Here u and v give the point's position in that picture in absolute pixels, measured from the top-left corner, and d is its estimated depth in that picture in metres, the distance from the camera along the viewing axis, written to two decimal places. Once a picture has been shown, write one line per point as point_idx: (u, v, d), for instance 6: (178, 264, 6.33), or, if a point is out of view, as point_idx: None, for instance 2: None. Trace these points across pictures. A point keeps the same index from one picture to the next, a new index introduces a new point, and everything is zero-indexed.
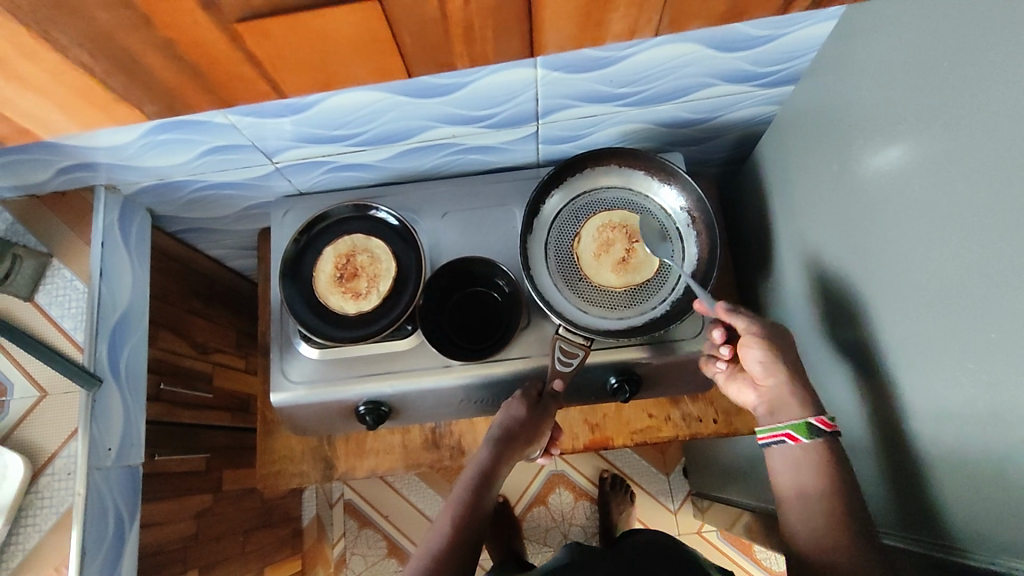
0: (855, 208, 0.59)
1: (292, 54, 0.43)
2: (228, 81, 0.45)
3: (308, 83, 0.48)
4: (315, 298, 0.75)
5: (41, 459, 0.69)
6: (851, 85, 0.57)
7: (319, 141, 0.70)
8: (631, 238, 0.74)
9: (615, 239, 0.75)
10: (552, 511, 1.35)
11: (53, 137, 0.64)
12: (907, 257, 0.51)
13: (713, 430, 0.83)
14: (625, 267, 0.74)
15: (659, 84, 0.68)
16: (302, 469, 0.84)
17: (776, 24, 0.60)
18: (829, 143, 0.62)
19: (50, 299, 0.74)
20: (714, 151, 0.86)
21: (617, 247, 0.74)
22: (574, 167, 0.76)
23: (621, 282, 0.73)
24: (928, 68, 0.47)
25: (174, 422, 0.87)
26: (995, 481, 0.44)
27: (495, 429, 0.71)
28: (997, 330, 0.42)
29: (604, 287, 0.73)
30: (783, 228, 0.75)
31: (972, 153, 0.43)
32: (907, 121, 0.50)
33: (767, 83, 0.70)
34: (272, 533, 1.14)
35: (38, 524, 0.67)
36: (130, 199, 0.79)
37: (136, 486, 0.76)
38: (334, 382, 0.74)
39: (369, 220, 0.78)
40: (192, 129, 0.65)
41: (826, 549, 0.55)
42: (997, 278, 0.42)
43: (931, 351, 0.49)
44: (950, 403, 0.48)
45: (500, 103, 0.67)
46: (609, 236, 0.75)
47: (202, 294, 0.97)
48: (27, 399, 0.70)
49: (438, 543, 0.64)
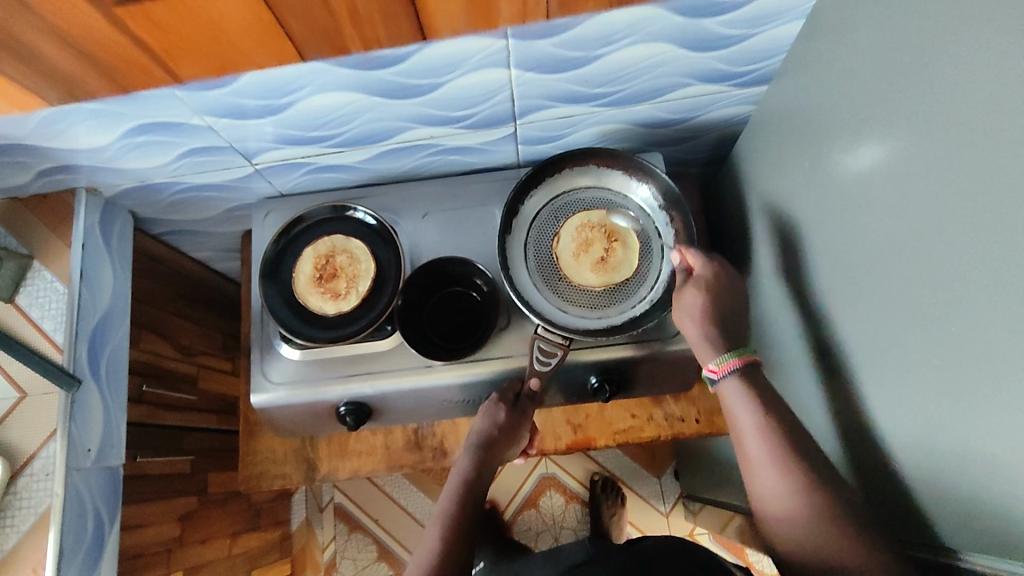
0: (827, 206, 0.59)
1: (189, 36, 0.50)
2: (127, 62, 0.52)
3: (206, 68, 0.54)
4: (295, 299, 0.75)
5: (20, 460, 0.69)
6: (820, 83, 0.58)
7: (296, 142, 0.71)
8: (610, 237, 0.74)
9: (594, 238, 0.75)
10: (542, 514, 1.34)
11: (32, 140, 0.65)
12: (877, 253, 0.51)
13: (696, 429, 0.83)
14: (603, 267, 0.74)
15: (635, 84, 0.68)
16: (285, 470, 0.84)
17: (746, 23, 0.61)
18: (802, 142, 0.62)
19: (31, 301, 0.74)
20: (694, 152, 0.86)
21: (596, 247, 0.74)
22: (553, 167, 0.76)
23: (600, 281, 0.73)
24: (894, 64, 0.47)
25: (157, 425, 0.87)
26: (958, 476, 0.44)
27: (475, 436, 0.72)
28: (958, 324, 0.42)
29: (583, 286, 0.73)
30: (761, 227, 0.75)
31: (938, 147, 0.43)
32: (876, 118, 0.50)
33: (742, 83, 0.71)
34: (260, 536, 1.13)
35: (16, 525, 0.68)
36: (112, 202, 0.80)
37: (117, 488, 0.76)
38: (313, 382, 0.74)
39: (349, 221, 0.79)
40: (169, 131, 0.66)
41: (815, 546, 0.51)
42: (963, 271, 0.42)
43: (898, 348, 0.49)
44: (914, 399, 0.48)
45: (476, 104, 0.67)
46: (589, 235, 0.75)
47: (187, 297, 0.98)
48: (6, 401, 0.71)
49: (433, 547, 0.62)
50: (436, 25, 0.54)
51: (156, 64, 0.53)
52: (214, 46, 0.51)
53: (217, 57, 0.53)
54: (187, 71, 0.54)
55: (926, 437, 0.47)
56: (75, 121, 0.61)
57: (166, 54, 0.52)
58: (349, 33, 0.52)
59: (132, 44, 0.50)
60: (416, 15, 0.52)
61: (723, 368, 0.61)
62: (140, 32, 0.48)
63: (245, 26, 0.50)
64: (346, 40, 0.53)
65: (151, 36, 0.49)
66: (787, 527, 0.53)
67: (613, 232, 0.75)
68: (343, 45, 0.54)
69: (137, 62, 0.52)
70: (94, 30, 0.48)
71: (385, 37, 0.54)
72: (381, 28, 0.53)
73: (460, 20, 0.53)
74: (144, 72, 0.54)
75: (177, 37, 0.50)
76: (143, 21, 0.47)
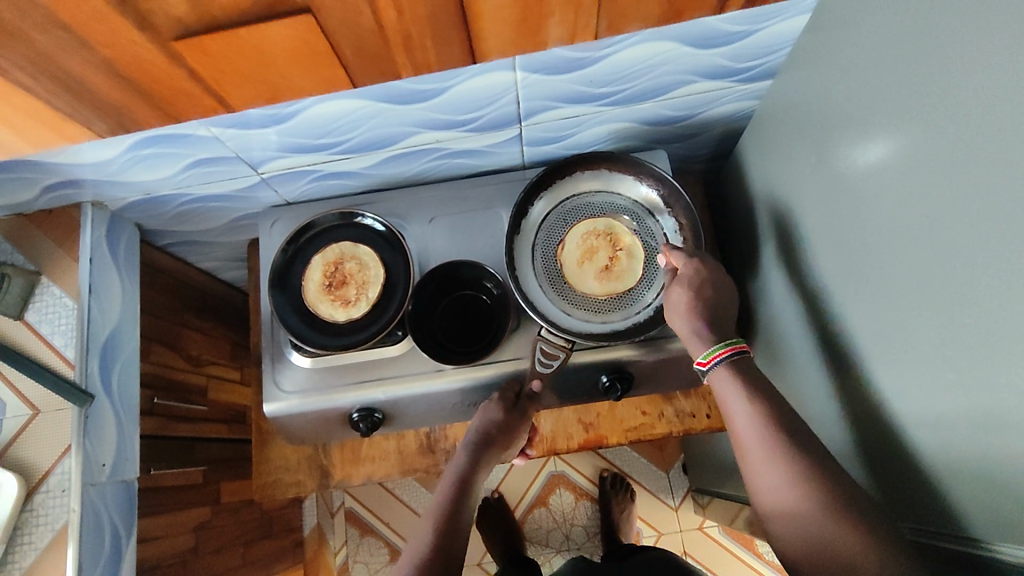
0: (835, 201, 0.59)
1: (240, 65, 0.47)
2: (173, 91, 0.50)
3: (253, 94, 0.52)
4: (305, 307, 0.75)
5: (35, 477, 0.69)
6: (826, 78, 0.58)
7: (303, 150, 0.70)
8: (615, 246, 0.75)
9: (599, 246, 0.75)
10: (553, 512, 1.35)
11: (38, 156, 0.64)
12: (887, 247, 0.51)
13: (707, 425, 0.83)
14: (608, 274, 0.74)
15: (640, 82, 0.68)
16: (298, 478, 0.85)
17: (750, 20, 0.61)
18: (808, 136, 0.62)
19: (40, 318, 0.74)
20: (698, 148, 0.86)
21: (601, 255, 0.74)
22: (558, 172, 0.77)
23: (604, 290, 0.73)
24: (902, 58, 0.47)
25: (169, 436, 0.87)
26: (976, 466, 0.45)
27: (472, 435, 0.72)
28: (971, 315, 0.43)
29: (588, 294, 0.73)
30: (767, 222, 0.75)
31: (946, 141, 0.43)
32: (883, 112, 0.50)
33: (746, 78, 0.71)
34: (273, 544, 1.14)
35: (34, 542, 0.68)
36: (118, 215, 0.79)
37: (132, 502, 0.76)
38: (326, 390, 0.74)
39: (357, 227, 0.78)
40: (175, 143, 0.65)
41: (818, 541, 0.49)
42: (974, 263, 0.42)
43: (910, 341, 0.50)
44: (928, 391, 0.48)
45: (482, 107, 0.67)
46: (594, 243, 0.75)
47: (194, 307, 0.98)
48: (19, 418, 0.70)
49: (423, 548, 0.63)
50: (487, 47, 0.52)
51: (203, 92, 0.50)
52: (264, 73, 0.49)
53: (265, 84, 0.51)
54: (234, 97, 0.52)
55: (944, 429, 0.48)
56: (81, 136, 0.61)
57: (214, 82, 0.49)
58: (402, 60, 0.51)
59: (180, 74, 0.47)
60: (469, 38, 0.50)
61: (710, 360, 0.61)
62: (191, 63, 0.46)
63: (297, 53, 0.47)
64: (398, 66, 0.51)
65: (201, 66, 0.47)
66: (788, 523, 0.52)
67: (617, 240, 0.75)
68: (393, 70, 0.52)
69: (181, 90, 0.50)
70: (144, 63, 0.45)
71: (437, 60, 0.52)
72: (434, 51, 0.51)
73: (511, 41, 0.51)
74: (189, 101, 0.51)
75: (226, 66, 0.48)
76: (195, 52, 0.45)
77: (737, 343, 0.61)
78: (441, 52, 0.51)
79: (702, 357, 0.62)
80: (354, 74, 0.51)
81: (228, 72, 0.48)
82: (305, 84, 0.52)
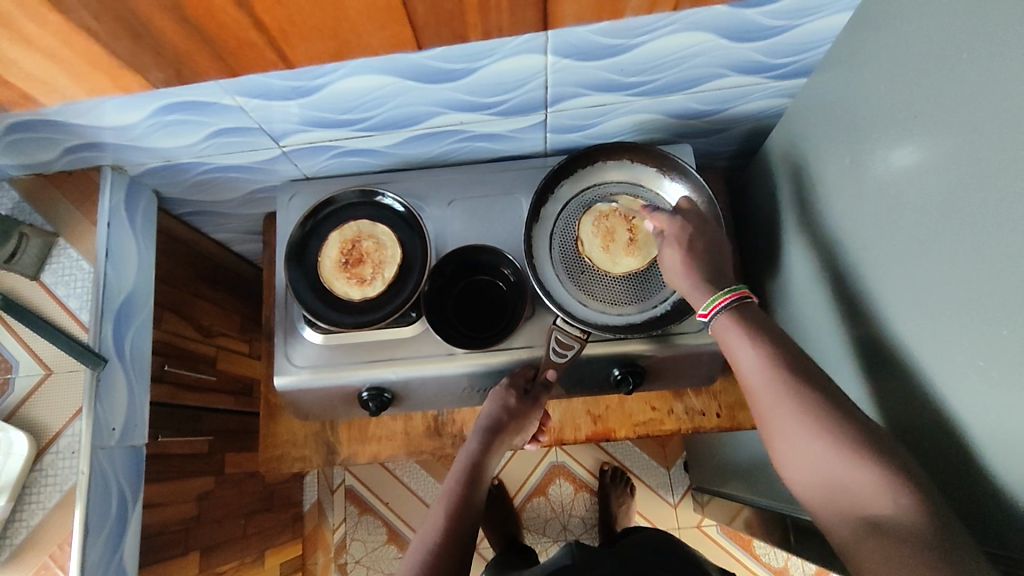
0: (867, 204, 0.57)
1: (315, 20, 0.48)
2: (240, 43, 0.49)
3: (321, 51, 0.52)
4: (320, 283, 0.75)
5: (45, 437, 0.69)
6: (864, 79, 0.57)
7: (327, 125, 0.70)
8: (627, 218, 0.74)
9: (614, 225, 0.74)
10: (551, 502, 1.35)
11: (61, 116, 0.64)
12: (920, 256, 0.50)
13: (716, 424, 0.83)
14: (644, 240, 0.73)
15: (672, 73, 0.67)
16: (304, 453, 0.85)
17: (789, 14, 0.60)
18: (842, 136, 0.61)
19: (56, 279, 0.74)
20: (724, 144, 0.85)
21: (620, 233, 0.74)
22: (583, 159, 0.75)
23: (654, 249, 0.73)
24: (944, 62, 0.46)
25: (177, 405, 0.87)
26: (1006, 483, 0.43)
27: (484, 419, 0.72)
28: (1009, 328, 0.41)
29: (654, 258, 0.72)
30: (792, 223, 0.74)
31: (988, 150, 0.42)
32: (921, 117, 0.49)
33: (780, 75, 0.70)
34: (273, 517, 1.14)
35: (42, 501, 0.68)
36: (136, 180, 0.79)
37: (139, 466, 0.76)
38: (337, 367, 0.74)
39: (377, 206, 0.78)
40: (200, 110, 0.65)
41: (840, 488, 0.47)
42: (1012, 275, 0.41)
43: (943, 353, 0.48)
44: (962, 406, 0.47)
45: (511, 90, 0.67)
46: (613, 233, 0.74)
47: (206, 277, 0.97)
48: (32, 377, 0.71)
49: (434, 537, 0.63)
50: (559, 8, 0.52)
51: (268, 45, 0.50)
52: (332, 28, 0.49)
53: (334, 40, 0.51)
54: (298, 51, 0.52)
55: (965, 436, 0.47)
56: (105, 99, 0.61)
57: (281, 36, 0.49)
58: (473, 20, 0.51)
59: (249, 24, 0.47)
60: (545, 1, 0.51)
61: (713, 309, 0.59)
62: (264, 13, 0.46)
63: (370, 9, 0.47)
64: (468, 27, 0.52)
65: (270, 16, 0.46)
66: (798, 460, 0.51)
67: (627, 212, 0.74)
68: (461, 28, 0.52)
69: (249, 42, 0.50)
70: (216, 10, 0.45)
71: (507, 20, 0.52)
72: (506, 12, 0.51)
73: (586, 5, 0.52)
74: (254, 54, 0.51)
75: (300, 20, 0.47)
76: (271, 3, 0.45)
77: (739, 291, 0.59)
78: (513, 14, 0.51)
79: (705, 307, 0.60)
80: (421, 33, 0.52)
81: (300, 27, 0.48)
82: (373, 42, 0.52)
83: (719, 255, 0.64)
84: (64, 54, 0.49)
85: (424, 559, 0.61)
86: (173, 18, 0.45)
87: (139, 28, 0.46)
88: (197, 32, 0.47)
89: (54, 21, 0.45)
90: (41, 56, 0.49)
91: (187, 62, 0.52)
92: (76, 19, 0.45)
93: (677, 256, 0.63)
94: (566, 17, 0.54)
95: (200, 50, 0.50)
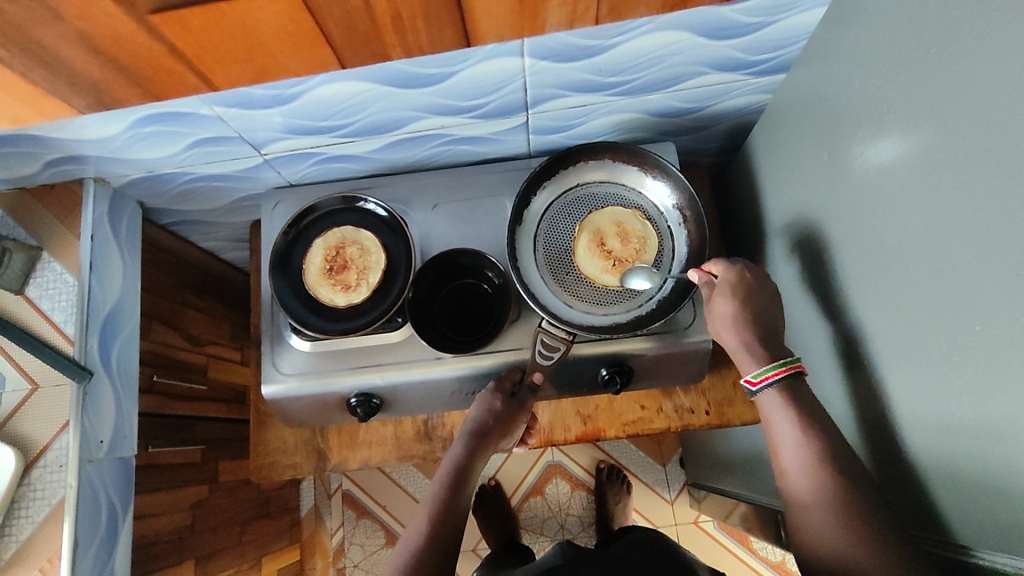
0: (847, 200, 0.57)
1: (226, 44, 0.46)
2: (156, 68, 0.48)
3: (240, 75, 0.50)
4: (306, 291, 0.75)
5: (33, 452, 0.69)
6: (840, 75, 0.57)
7: (306, 132, 0.70)
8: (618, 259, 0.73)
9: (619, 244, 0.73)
10: (548, 501, 1.35)
11: (40, 131, 0.64)
12: (898, 250, 0.50)
13: (706, 421, 0.83)
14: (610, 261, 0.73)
15: (652, 72, 0.67)
16: (295, 460, 0.85)
17: (765, 11, 0.59)
18: (821, 133, 0.61)
19: (40, 293, 0.74)
20: (709, 141, 0.85)
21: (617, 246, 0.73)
22: (566, 160, 0.75)
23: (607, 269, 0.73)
24: (919, 55, 0.46)
25: (167, 414, 0.87)
26: (984, 480, 0.43)
27: (471, 423, 0.72)
28: (981, 321, 0.41)
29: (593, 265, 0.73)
30: (775, 220, 0.74)
31: (958, 144, 0.42)
32: (897, 112, 0.49)
33: (758, 71, 0.69)
34: (270, 523, 1.15)
35: (30, 516, 0.68)
36: (120, 192, 0.79)
37: (129, 478, 0.76)
38: (324, 374, 0.74)
39: (360, 212, 0.78)
40: (178, 121, 0.65)
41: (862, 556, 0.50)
42: (984, 270, 0.41)
43: (919, 349, 0.48)
44: (937, 398, 0.47)
45: (489, 93, 0.66)
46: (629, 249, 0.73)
47: (194, 286, 0.97)
48: (18, 392, 0.71)
49: (418, 541, 0.63)
50: (479, 28, 0.49)
51: (187, 70, 0.49)
52: (248, 53, 0.48)
53: (252, 63, 0.49)
54: (218, 76, 0.50)
55: (943, 437, 0.47)
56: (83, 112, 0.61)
57: (198, 61, 0.48)
58: (392, 41, 0.49)
59: (163, 49, 0.46)
60: (461, 19, 0.48)
61: (762, 380, 0.60)
62: (175, 39, 0.45)
63: (283, 32, 0.46)
64: (388, 47, 0.50)
65: (182, 41, 0.45)
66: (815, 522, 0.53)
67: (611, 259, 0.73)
68: (381, 51, 0.50)
69: (165, 68, 0.48)
70: (123, 37, 0.44)
71: (426, 43, 0.50)
72: (425, 34, 0.49)
73: (506, 24, 0.49)
74: (182, 77, 0.50)
75: (210, 44, 0.46)
76: (180, 28, 0.44)
77: (791, 364, 0.60)
78: (432, 36, 0.49)
79: (752, 376, 0.61)
80: (342, 56, 0.50)
81: (214, 50, 0.47)
82: (296, 66, 0.51)
83: (773, 309, 0.65)
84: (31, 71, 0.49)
85: (410, 564, 0.61)
86: (109, 43, 0.44)
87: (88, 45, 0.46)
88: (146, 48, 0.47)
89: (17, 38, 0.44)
90: None
91: (108, 90, 0.51)
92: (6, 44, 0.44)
93: (729, 307, 0.64)
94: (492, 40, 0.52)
95: (124, 74, 0.48)
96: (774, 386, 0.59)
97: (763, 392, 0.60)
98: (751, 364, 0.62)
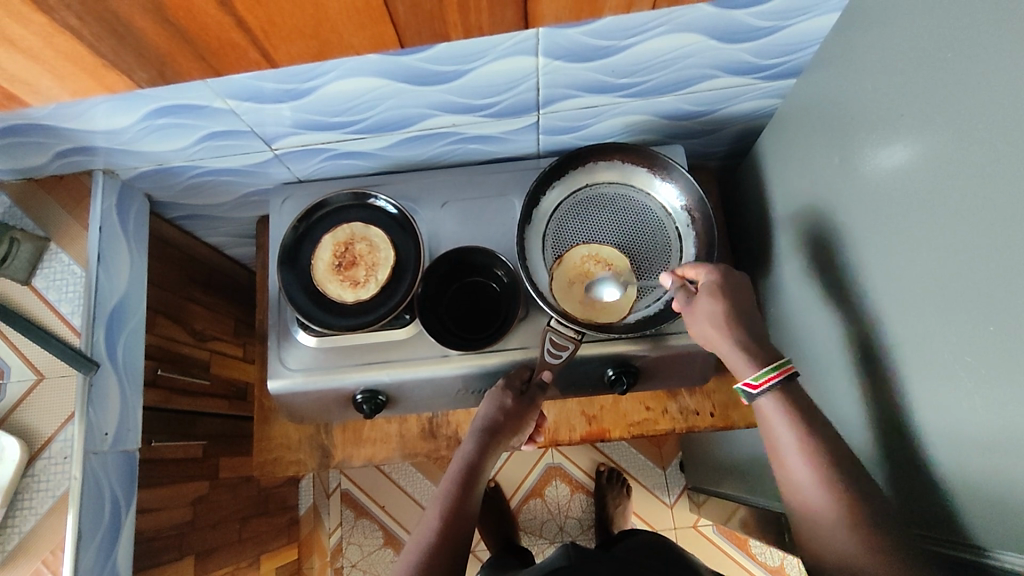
0: (858, 204, 0.58)
1: (296, 17, 0.47)
2: (219, 42, 0.48)
3: (301, 50, 0.51)
4: (313, 286, 0.75)
5: (37, 442, 0.69)
6: (852, 79, 0.57)
7: (319, 127, 0.70)
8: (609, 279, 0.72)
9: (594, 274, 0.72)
10: (548, 503, 1.35)
11: (52, 121, 0.64)
12: (910, 254, 0.50)
13: (710, 423, 0.83)
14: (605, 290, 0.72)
15: (662, 74, 0.67)
16: (299, 457, 0.84)
17: (779, 14, 0.60)
18: (832, 137, 0.61)
19: (47, 283, 0.73)
20: (716, 144, 0.85)
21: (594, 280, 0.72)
22: (575, 160, 0.75)
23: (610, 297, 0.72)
24: (932, 59, 0.46)
25: (171, 409, 0.87)
26: (996, 481, 0.43)
27: (480, 421, 0.72)
28: (996, 323, 0.41)
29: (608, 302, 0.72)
30: (783, 223, 0.74)
31: (972, 146, 0.42)
32: (909, 115, 0.49)
33: (769, 76, 0.70)
34: (269, 521, 1.14)
35: (34, 507, 0.68)
36: (127, 184, 0.79)
37: (133, 471, 0.76)
38: (331, 370, 0.73)
39: (369, 209, 0.78)
40: (190, 113, 0.65)
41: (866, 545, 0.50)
42: (997, 272, 0.41)
43: (931, 352, 0.48)
44: (948, 401, 0.47)
45: (503, 91, 0.67)
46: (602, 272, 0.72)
47: (199, 281, 0.97)
48: (23, 382, 0.70)
49: (430, 540, 0.63)
50: (541, 10, 0.50)
51: (250, 44, 0.49)
52: (313, 28, 0.48)
53: (315, 39, 0.49)
54: (280, 53, 0.51)
55: (953, 439, 0.47)
56: (96, 102, 0.61)
57: (263, 35, 0.48)
58: (454, 20, 0.49)
59: (231, 23, 0.46)
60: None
61: (764, 383, 0.57)
62: (243, 12, 0.45)
63: (350, 7, 0.46)
64: (450, 26, 0.50)
65: (251, 14, 0.45)
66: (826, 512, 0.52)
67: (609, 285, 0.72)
68: (443, 29, 0.50)
69: (228, 41, 0.48)
70: (194, 9, 0.44)
71: (489, 23, 0.51)
72: (487, 13, 0.49)
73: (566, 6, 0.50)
74: (236, 54, 0.50)
75: (279, 18, 0.46)
76: (252, 3, 0.44)
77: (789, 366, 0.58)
78: (493, 15, 0.50)
79: (755, 379, 0.58)
80: (404, 33, 0.50)
81: (282, 24, 0.47)
82: (355, 44, 0.51)
83: (750, 308, 0.64)
84: (48, 56, 0.49)
85: (420, 562, 0.61)
86: (151, 20, 0.45)
87: (109, 30, 0.46)
88: (168, 34, 0.47)
89: (39, 23, 0.44)
90: (28, 58, 0.48)
91: (169, 63, 0.51)
92: (59, 19, 0.44)
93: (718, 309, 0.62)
94: (549, 22, 0.53)
95: (180, 48, 0.49)
96: (774, 391, 0.57)
97: (763, 399, 0.58)
98: (749, 367, 0.59)
